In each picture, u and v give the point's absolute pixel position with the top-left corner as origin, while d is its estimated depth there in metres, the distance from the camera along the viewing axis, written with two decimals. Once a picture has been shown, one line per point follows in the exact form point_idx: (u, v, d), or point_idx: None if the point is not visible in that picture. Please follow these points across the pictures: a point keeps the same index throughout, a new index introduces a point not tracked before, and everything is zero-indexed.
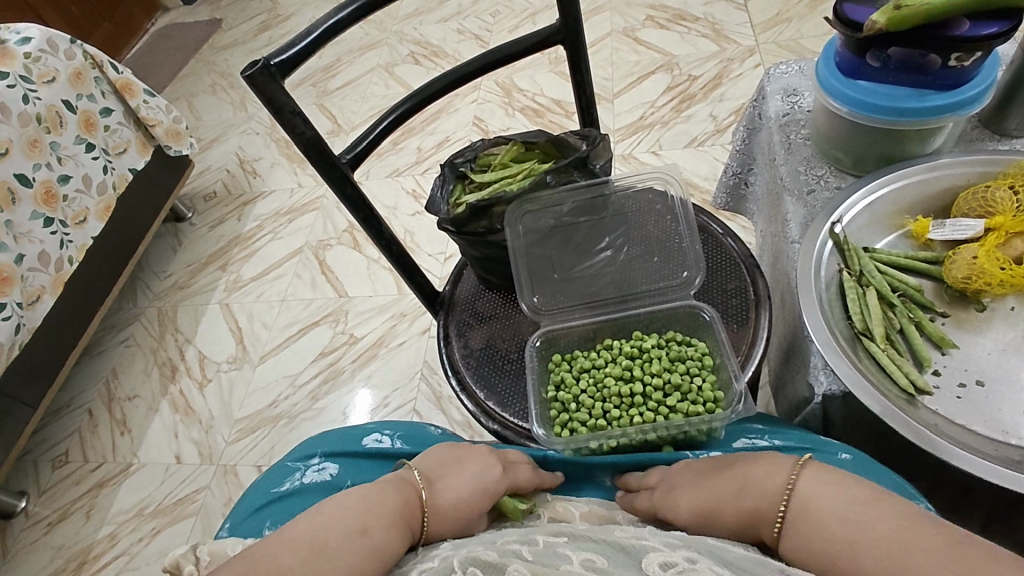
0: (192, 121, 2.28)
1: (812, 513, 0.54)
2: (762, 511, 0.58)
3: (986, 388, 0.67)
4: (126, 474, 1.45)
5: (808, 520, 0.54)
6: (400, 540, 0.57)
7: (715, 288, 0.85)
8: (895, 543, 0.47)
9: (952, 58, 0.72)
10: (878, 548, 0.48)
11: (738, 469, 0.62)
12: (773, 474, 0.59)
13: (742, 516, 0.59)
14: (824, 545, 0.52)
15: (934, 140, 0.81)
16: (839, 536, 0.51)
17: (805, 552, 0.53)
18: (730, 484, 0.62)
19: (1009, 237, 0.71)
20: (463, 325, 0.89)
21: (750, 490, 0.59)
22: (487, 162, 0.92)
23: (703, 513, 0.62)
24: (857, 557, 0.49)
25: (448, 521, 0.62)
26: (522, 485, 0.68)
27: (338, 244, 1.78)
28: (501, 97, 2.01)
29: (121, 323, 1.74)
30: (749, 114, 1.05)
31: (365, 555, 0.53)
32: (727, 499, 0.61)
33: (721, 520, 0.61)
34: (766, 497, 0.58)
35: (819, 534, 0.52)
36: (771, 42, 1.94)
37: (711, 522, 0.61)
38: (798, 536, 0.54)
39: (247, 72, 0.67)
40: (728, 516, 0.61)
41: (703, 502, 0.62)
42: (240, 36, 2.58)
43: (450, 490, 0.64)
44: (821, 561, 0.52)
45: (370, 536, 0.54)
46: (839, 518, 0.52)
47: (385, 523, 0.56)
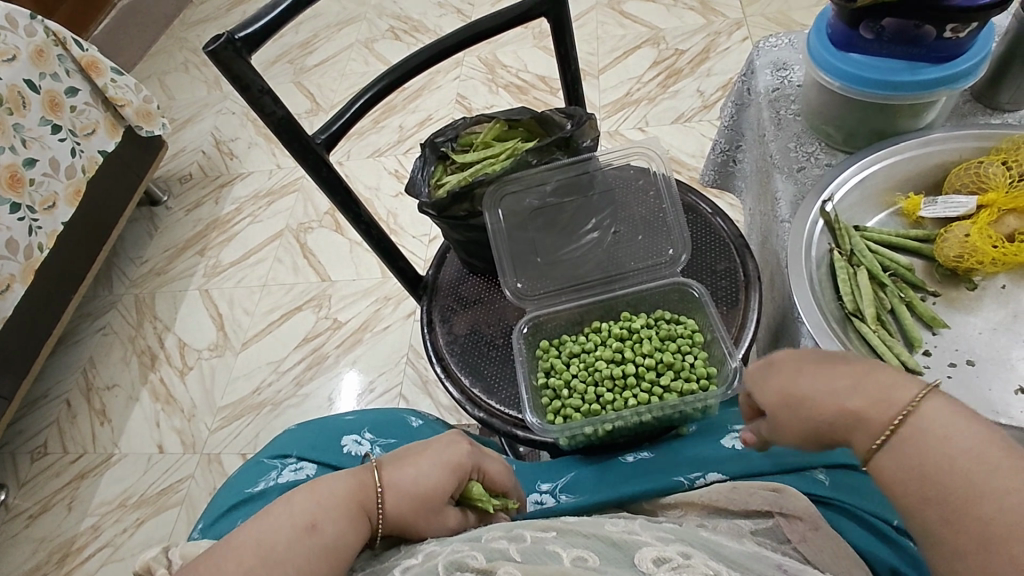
0: (164, 100, 2.20)
1: (924, 444, 0.45)
2: (866, 422, 0.49)
3: (976, 368, 0.66)
4: (107, 465, 1.42)
5: (921, 449, 0.45)
6: (358, 536, 0.52)
7: (703, 268, 0.83)
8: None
9: (947, 29, 0.69)
10: (1011, 498, 0.41)
11: (856, 367, 0.52)
12: (892, 389, 0.49)
13: (838, 417, 0.51)
14: (935, 479, 0.44)
15: (926, 114, 0.79)
16: (962, 469, 0.43)
17: (908, 476, 0.45)
18: (837, 382, 0.52)
19: (1000, 214, 0.70)
20: (446, 310, 0.87)
21: (867, 394, 0.50)
22: (469, 141, 0.88)
23: (791, 402, 0.54)
24: (978, 497, 0.42)
25: (409, 503, 0.57)
26: (486, 472, 0.63)
27: (320, 227, 1.73)
28: (484, 73, 1.95)
29: (96, 311, 1.69)
30: (737, 89, 1.02)
31: (321, 554, 0.50)
32: (833, 403, 0.51)
33: (812, 412, 0.52)
34: (882, 408, 0.48)
35: (934, 467, 0.44)
36: (758, 15, 1.90)
37: (797, 406, 0.53)
38: (904, 459, 0.46)
39: (210, 47, 0.63)
40: (821, 410, 0.52)
41: (815, 391, 0.52)
42: (212, 12, 2.48)
43: (408, 472, 0.58)
44: (921, 492, 0.44)
45: (321, 532, 0.51)
46: (968, 452, 0.43)
47: (337, 516, 0.52)
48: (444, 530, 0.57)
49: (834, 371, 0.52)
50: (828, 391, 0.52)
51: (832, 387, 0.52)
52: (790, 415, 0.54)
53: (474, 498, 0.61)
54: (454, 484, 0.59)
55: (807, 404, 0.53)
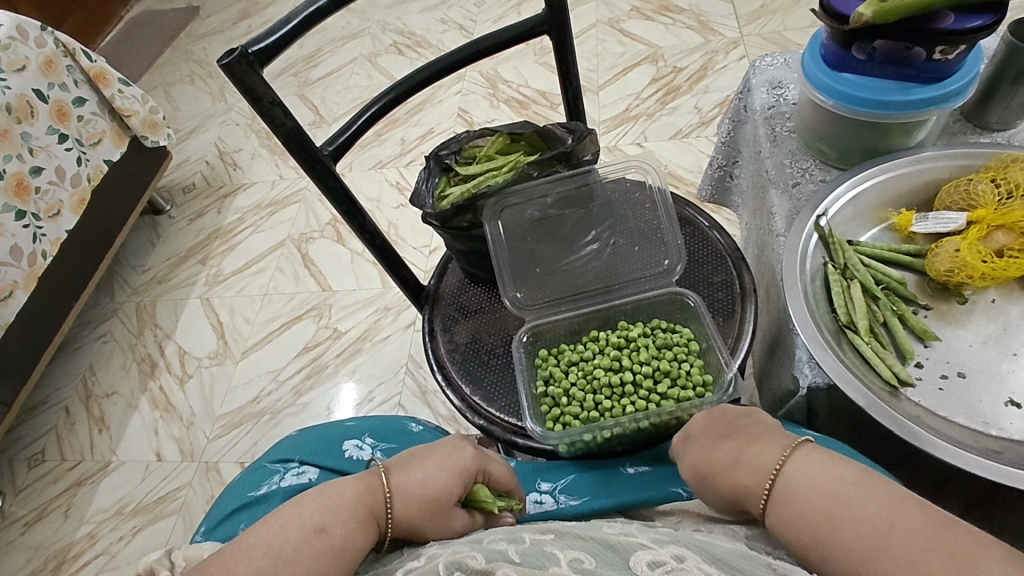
0: (169, 111, 2.23)
1: (791, 492, 0.52)
2: (753, 485, 0.55)
3: (967, 380, 0.68)
4: (105, 473, 1.42)
5: (793, 499, 0.51)
6: (365, 537, 0.53)
7: (700, 280, 0.85)
8: (883, 522, 0.45)
9: (937, 51, 0.72)
10: (866, 526, 0.46)
11: (743, 441, 0.60)
12: (765, 453, 0.56)
13: (732, 491, 0.57)
14: (809, 524, 0.49)
15: (917, 133, 0.82)
16: (824, 513, 0.49)
17: (790, 526, 0.51)
18: (726, 454, 0.59)
19: (990, 230, 0.72)
20: (448, 319, 0.88)
21: (744, 462, 0.57)
22: (472, 154, 0.90)
23: (699, 477, 0.60)
24: (839, 532, 0.47)
25: (417, 505, 0.58)
26: (491, 475, 0.64)
27: (321, 237, 1.75)
28: (485, 88, 1.99)
29: (97, 318, 1.70)
30: (733, 107, 1.05)
31: (330, 557, 0.50)
32: (727, 475, 0.58)
33: (714, 483, 0.59)
34: (755, 471, 0.55)
35: (804, 512, 0.50)
36: (755, 34, 1.94)
37: (707, 483, 0.60)
38: (782, 511, 0.52)
39: (224, 61, 0.64)
40: (722, 484, 0.58)
41: (712, 465, 0.59)
42: (218, 25, 2.52)
43: (415, 476, 0.60)
44: (803, 537, 0.49)
45: (328, 535, 0.51)
46: (827, 495, 0.49)
47: (345, 519, 0.53)
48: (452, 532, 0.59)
49: (726, 446, 0.60)
50: (719, 463, 0.59)
51: (721, 460, 0.59)
52: (707, 490, 0.60)
53: (479, 501, 0.62)
54: (461, 487, 0.60)
55: (710, 477, 0.59)
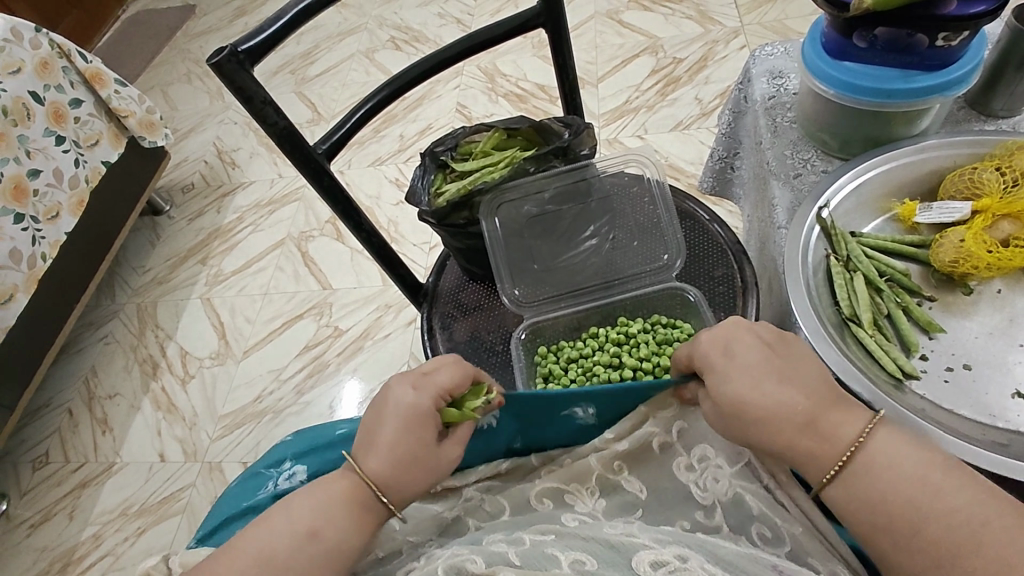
0: (167, 110, 2.22)
1: (874, 470, 0.47)
2: (826, 450, 0.49)
3: (972, 372, 0.67)
4: (109, 474, 1.43)
5: (871, 476, 0.47)
6: (363, 535, 0.53)
7: (700, 274, 0.83)
8: (976, 519, 0.43)
9: (940, 37, 0.70)
10: (956, 522, 0.44)
11: (801, 390, 0.51)
12: (842, 418, 0.50)
13: (792, 448, 0.50)
14: (888, 505, 0.46)
15: (920, 121, 0.80)
16: (910, 500, 0.45)
17: (860, 504, 0.47)
18: (795, 403, 0.50)
19: (995, 219, 0.71)
20: (446, 318, 0.87)
21: (815, 424, 0.50)
22: (468, 150, 0.89)
23: (740, 414, 0.52)
24: (930, 527, 0.44)
25: (393, 462, 0.54)
26: (449, 391, 0.59)
27: (321, 236, 1.74)
28: (484, 82, 1.97)
29: (99, 320, 1.70)
30: (733, 97, 1.03)
31: (325, 558, 0.50)
32: (787, 420, 0.50)
33: (764, 432, 0.51)
34: (832, 437, 0.49)
35: (883, 492, 0.46)
36: (755, 23, 1.91)
37: (748, 422, 0.51)
38: (855, 487, 0.48)
39: (213, 60, 0.63)
40: (766, 433, 0.51)
41: (768, 409, 0.51)
42: (214, 23, 2.51)
43: (383, 453, 0.54)
44: (877, 518, 0.46)
45: (320, 538, 0.51)
46: (921, 482, 0.46)
47: (338, 519, 0.52)
48: (450, 461, 0.57)
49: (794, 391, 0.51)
50: (764, 408, 0.51)
51: (784, 403, 0.50)
52: (740, 427, 0.52)
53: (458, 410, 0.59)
54: (430, 409, 0.57)
55: (755, 421, 0.51)
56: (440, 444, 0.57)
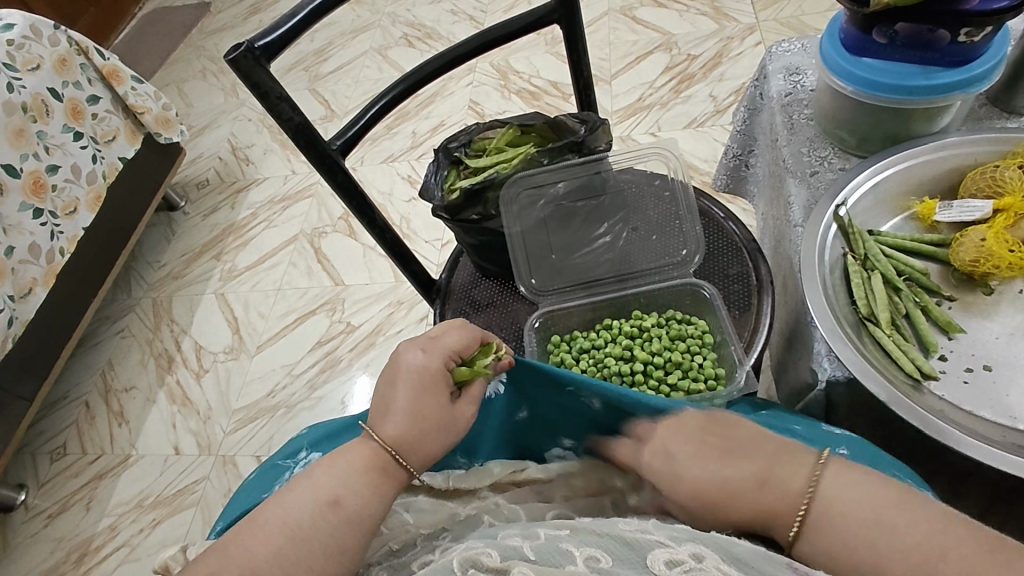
0: (182, 107, 2.24)
1: (830, 518, 0.47)
2: (780, 508, 0.50)
3: (993, 373, 0.66)
4: (125, 466, 1.45)
5: (828, 524, 0.47)
6: (383, 502, 0.52)
7: (716, 272, 0.82)
8: (934, 549, 0.43)
9: (962, 33, 0.69)
10: (913, 555, 0.43)
11: (745, 459, 0.53)
12: (790, 472, 0.51)
13: (752, 515, 0.51)
14: (849, 550, 0.46)
15: (941, 118, 0.79)
16: (868, 542, 0.45)
17: (826, 553, 0.47)
18: (742, 471, 0.52)
19: (1018, 218, 0.70)
20: (460, 312, 0.86)
21: (764, 487, 0.51)
22: (482, 146, 0.88)
23: (702, 499, 0.52)
24: (891, 565, 0.44)
25: (411, 427, 0.55)
26: (459, 352, 0.61)
27: (334, 232, 1.75)
28: (497, 79, 1.97)
29: (115, 314, 1.72)
30: (749, 94, 1.02)
31: (346, 526, 0.50)
32: (738, 489, 0.51)
33: (726, 505, 0.51)
34: (781, 494, 0.50)
35: (844, 540, 0.46)
36: (771, 20, 1.89)
37: (710, 509, 0.52)
38: (819, 538, 0.48)
39: (230, 55, 0.64)
40: (727, 509, 0.51)
41: (720, 483, 0.52)
42: (229, 20, 2.53)
43: (399, 418, 0.55)
44: (843, 567, 0.46)
45: (344, 505, 0.51)
46: (875, 521, 0.46)
47: (359, 489, 0.52)
48: (466, 419, 0.59)
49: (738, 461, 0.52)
50: (721, 483, 0.52)
51: (730, 478, 0.52)
52: (705, 518, 0.52)
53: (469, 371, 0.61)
54: (440, 371, 0.59)
55: (718, 497, 0.52)
56: (454, 404, 0.59)
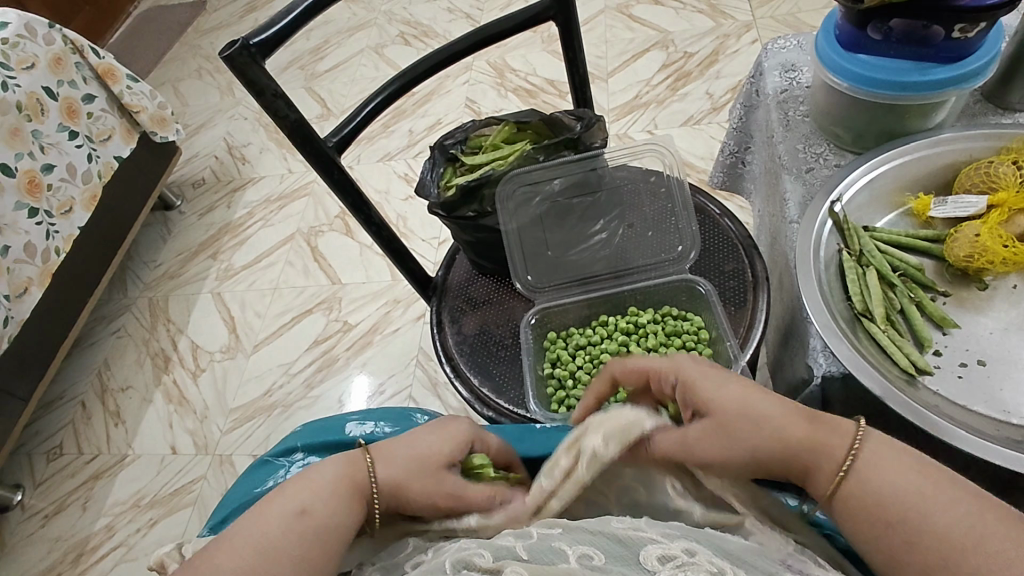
0: (178, 106, 2.24)
1: (873, 471, 0.46)
2: (827, 453, 0.49)
3: (987, 368, 0.66)
4: (121, 466, 1.44)
5: (868, 479, 0.46)
6: (352, 510, 0.52)
7: (712, 268, 0.82)
8: (977, 520, 0.42)
9: (956, 29, 0.70)
10: (958, 519, 0.42)
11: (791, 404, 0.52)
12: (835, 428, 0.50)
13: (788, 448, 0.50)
14: (887, 504, 0.45)
15: (936, 114, 0.79)
16: (907, 499, 0.44)
17: (865, 501, 0.46)
18: (786, 412, 0.51)
19: (1011, 214, 0.70)
20: (456, 310, 0.86)
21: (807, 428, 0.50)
22: (478, 143, 0.88)
23: (737, 432, 0.51)
24: (929, 523, 0.43)
25: (401, 458, 0.56)
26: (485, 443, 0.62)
27: (330, 231, 1.75)
28: (493, 77, 1.97)
29: (112, 314, 1.72)
30: (745, 91, 1.02)
31: (313, 535, 0.49)
32: (777, 425, 0.51)
33: (770, 434, 0.50)
34: (826, 443, 0.49)
35: (886, 496, 0.45)
36: (767, 17, 1.90)
37: (746, 435, 0.51)
38: (861, 486, 0.46)
39: (226, 52, 0.64)
40: (764, 443, 0.50)
41: (761, 417, 0.51)
42: (225, 18, 2.52)
43: (397, 448, 0.57)
44: (878, 518, 0.45)
45: (311, 516, 0.50)
46: (919, 483, 0.44)
47: (328, 499, 0.52)
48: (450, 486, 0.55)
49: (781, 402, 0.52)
50: (769, 414, 0.51)
51: (771, 414, 0.51)
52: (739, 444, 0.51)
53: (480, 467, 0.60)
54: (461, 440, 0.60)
55: (749, 428, 0.51)
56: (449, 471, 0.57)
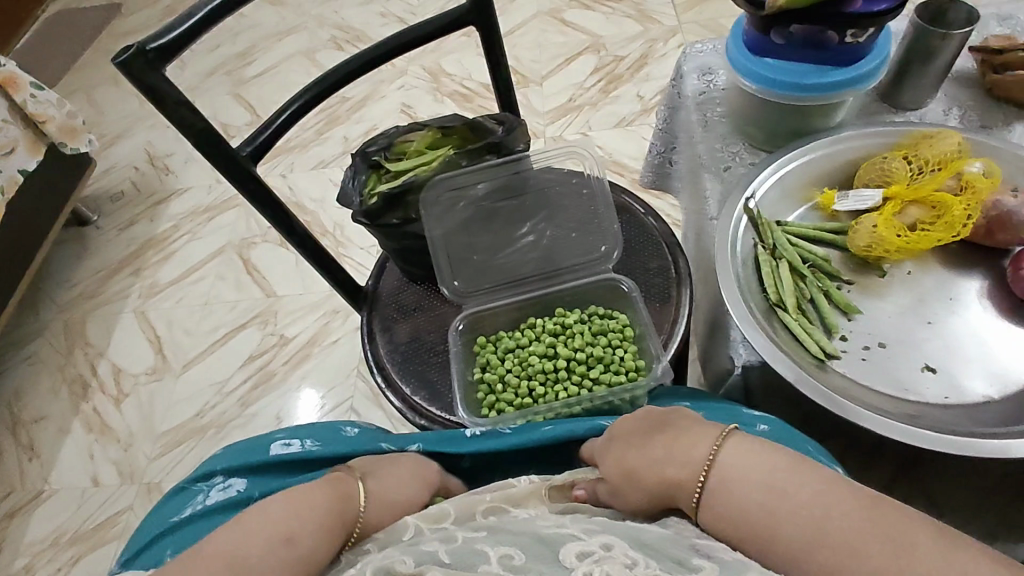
0: (93, 115, 2.11)
1: (728, 484, 0.55)
2: (685, 480, 0.58)
3: (887, 350, 0.70)
4: (38, 501, 1.34)
5: (730, 490, 0.55)
6: (333, 544, 0.57)
7: (636, 266, 0.84)
8: (819, 510, 0.50)
9: (849, 33, 0.75)
10: (803, 515, 0.50)
11: (660, 442, 0.61)
12: (697, 446, 0.59)
13: (663, 484, 0.59)
14: (747, 513, 0.53)
15: (835, 114, 0.85)
16: (761, 506, 0.53)
17: (730, 516, 0.54)
18: (655, 451, 0.61)
19: (903, 207, 0.75)
20: (387, 319, 0.85)
21: (673, 460, 0.59)
22: (402, 150, 0.86)
23: (625, 477, 0.61)
24: (783, 524, 0.51)
25: (385, 496, 0.63)
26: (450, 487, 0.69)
27: (263, 242, 1.69)
28: (427, 82, 1.95)
29: (23, 339, 1.60)
30: (668, 94, 1.06)
31: (292, 566, 0.53)
32: (652, 465, 0.60)
33: (645, 481, 0.60)
34: (690, 466, 0.58)
35: (745, 503, 0.54)
36: (692, 22, 1.97)
37: (633, 482, 0.60)
38: (722, 502, 0.55)
39: (120, 59, 0.61)
40: (650, 483, 0.60)
41: (638, 462, 0.60)
42: (143, 22, 2.39)
43: (386, 485, 0.64)
44: (743, 527, 0.53)
45: (296, 545, 0.54)
46: (767, 487, 0.53)
47: (314, 527, 0.56)
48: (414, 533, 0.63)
49: (652, 444, 0.62)
50: (639, 462, 0.60)
51: (648, 459, 0.60)
52: (630, 489, 0.60)
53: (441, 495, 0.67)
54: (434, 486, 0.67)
55: (636, 476, 0.60)
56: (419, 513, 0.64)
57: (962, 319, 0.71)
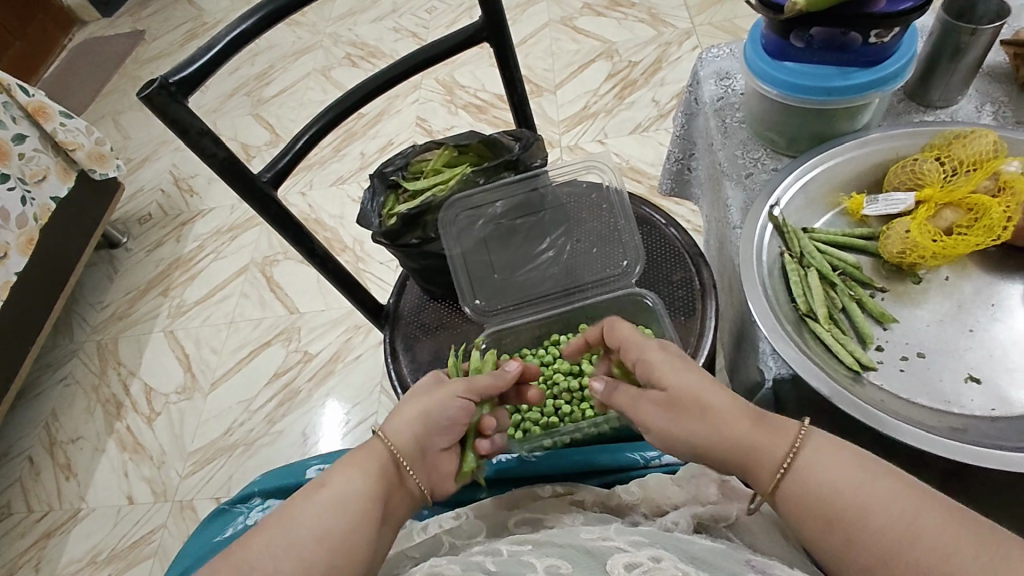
0: (119, 140, 2.16)
1: (814, 474, 0.48)
2: (770, 458, 0.50)
3: (926, 360, 0.68)
4: (74, 521, 1.37)
5: (813, 479, 0.48)
6: (365, 478, 0.53)
7: (659, 279, 0.83)
8: (913, 509, 0.44)
9: (872, 34, 0.72)
10: (894, 512, 0.44)
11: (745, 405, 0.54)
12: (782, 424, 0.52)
13: (736, 448, 0.52)
14: (832, 506, 0.46)
15: (862, 116, 0.82)
16: (851, 495, 0.46)
17: (807, 506, 0.48)
18: (736, 406, 0.53)
19: (938, 209, 0.73)
20: (410, 338, 0.85)
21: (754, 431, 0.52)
22: (419, 169, 0.88)
23: (695, 409, 0.54)
24: (871, 519, 0.45)
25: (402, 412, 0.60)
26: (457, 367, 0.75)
27: (286, 259, 1.71)
28: (443, 95, 1.96)
29: (58, 361, 1.64)
30: (685, 100, 1.04)
31: (329, 504, 0.50)
32: (730, 418, 0.53)
33: (715, 426, 0.53)
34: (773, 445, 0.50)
35: (829, 496, 0.47)
36: (707, 24, 1.95)
37: (700, 416, 0.54)
38: (802, 491, 0.48)
39: (144, 93, 0.62)
40: (715, 433, 0.53)
41: (717, 403, 0.53)
42: (165, 47, 2.46)
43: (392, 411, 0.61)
44: (821, 521, 0.47)
45: (325, 488, 0.51)
46: (855, 478, 0.46)
47: (338, 474, 0.53)
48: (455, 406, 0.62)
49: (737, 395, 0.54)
50: (714, 402, 0.53)
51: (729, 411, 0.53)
52: (692, 423, 0.54)
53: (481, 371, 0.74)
54: None
55: (706, 414, 0.53)
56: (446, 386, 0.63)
57: (1005, 328, 0.68)
